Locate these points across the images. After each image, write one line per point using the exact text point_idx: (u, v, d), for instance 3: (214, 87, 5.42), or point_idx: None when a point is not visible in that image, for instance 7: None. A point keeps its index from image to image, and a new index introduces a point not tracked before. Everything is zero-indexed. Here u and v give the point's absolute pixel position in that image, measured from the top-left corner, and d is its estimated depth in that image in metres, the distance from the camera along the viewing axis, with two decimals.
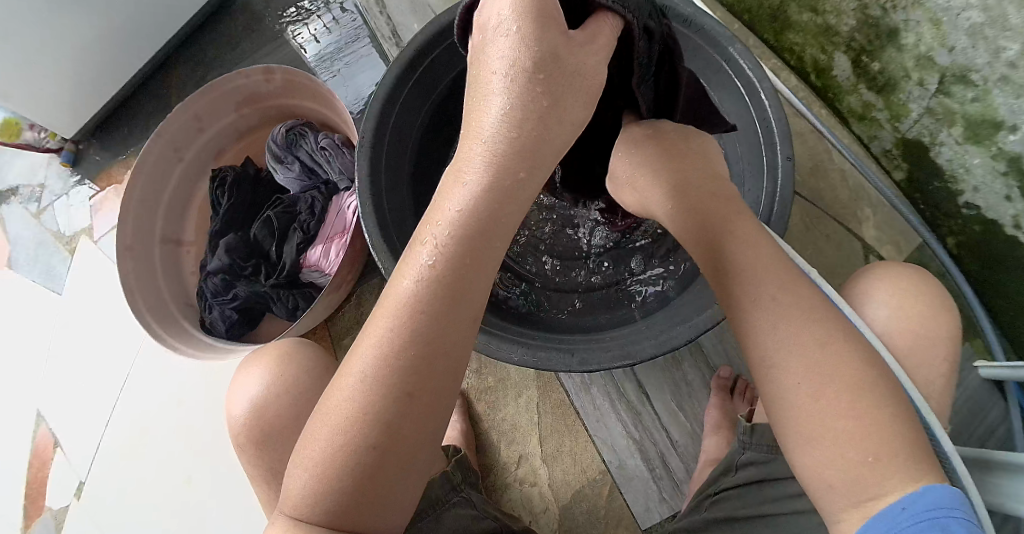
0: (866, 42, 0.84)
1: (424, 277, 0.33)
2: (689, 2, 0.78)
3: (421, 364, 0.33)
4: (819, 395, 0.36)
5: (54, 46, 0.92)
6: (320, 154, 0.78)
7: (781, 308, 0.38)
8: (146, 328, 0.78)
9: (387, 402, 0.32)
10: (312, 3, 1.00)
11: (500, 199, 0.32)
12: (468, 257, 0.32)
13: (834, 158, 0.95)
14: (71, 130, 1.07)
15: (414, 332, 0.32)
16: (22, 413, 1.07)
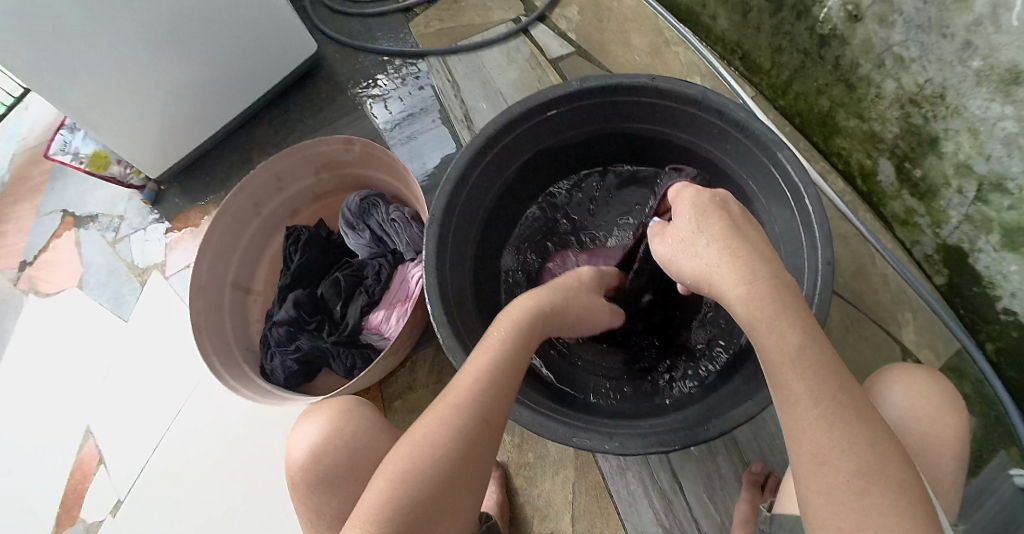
0: (908, 149, 0.87)
1: (504, 345, 0.55)
2: (743, 106, 0.73)
3: (496, 396, 0.52)
4: (848, 486, 0.41)
5: (150, 92, 1.02)
6: (390, 225, 0.84)
7: (814, 405, 0.43)
8: (209, 366, 0.83)
9: (472, 417, 0.49)
10: (389, 83, 1.12)
11: (545, 317, 0.61)
12: (513, 360, 0.54)
13: (878, 263, 0.97)
14: (157, 172, 1.17)
15: (495, 375, 0.52)
16: (76, 427, 1.13)
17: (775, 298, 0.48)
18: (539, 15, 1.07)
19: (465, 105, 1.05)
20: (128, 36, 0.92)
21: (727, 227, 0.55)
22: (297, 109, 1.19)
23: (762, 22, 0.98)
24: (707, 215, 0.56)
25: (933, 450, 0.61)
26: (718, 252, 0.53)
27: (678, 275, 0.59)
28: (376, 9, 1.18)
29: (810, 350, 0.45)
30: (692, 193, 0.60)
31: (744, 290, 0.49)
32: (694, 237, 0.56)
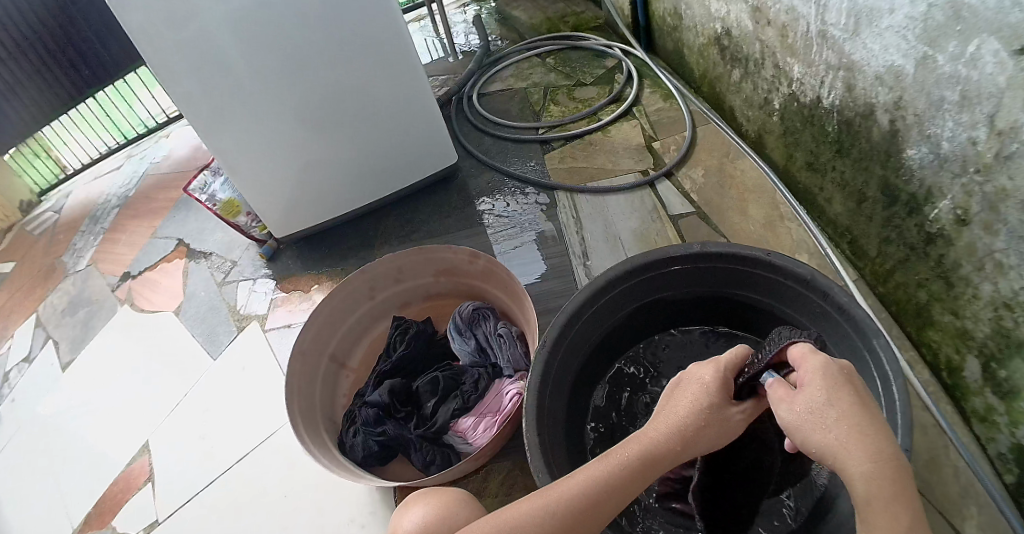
0: (996, 349, 0.81)
1: (636, 452, 0.56)
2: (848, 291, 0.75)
3: (608, 494, 0.54)
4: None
5: (281, 147, 1.16)
6: (496, 338, 0.92)
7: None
8: (291, 416, 0.86)
9: (579, 506, 0.53)
10: (508, 204, 1.27)
11: (692, 438, 0.58)
12: (629, 480, 0.55)
13: (950, 454, 0.91)
14: (280, 232, 1.31)
15: (614, 477, 0.55)
16: (132, 439, 1.17)
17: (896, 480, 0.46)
18: (666, 171, 1.23)
19: (584, 242, 1.15)
20: (279, 95, 1.08)
21: (856, 404, 0.49)
22: (427, 208, 1.35)
23: (875, 213, 0.97)
24: (837, 388, 0.50)
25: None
26: (846, 430, 0.48)
27: (801, 444, 0.51)
28: (516, 136, 1.40)
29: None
30: (819, 358, 0.53)
31: (869, 469, 0.46)
32: (821, 409, 0.50)
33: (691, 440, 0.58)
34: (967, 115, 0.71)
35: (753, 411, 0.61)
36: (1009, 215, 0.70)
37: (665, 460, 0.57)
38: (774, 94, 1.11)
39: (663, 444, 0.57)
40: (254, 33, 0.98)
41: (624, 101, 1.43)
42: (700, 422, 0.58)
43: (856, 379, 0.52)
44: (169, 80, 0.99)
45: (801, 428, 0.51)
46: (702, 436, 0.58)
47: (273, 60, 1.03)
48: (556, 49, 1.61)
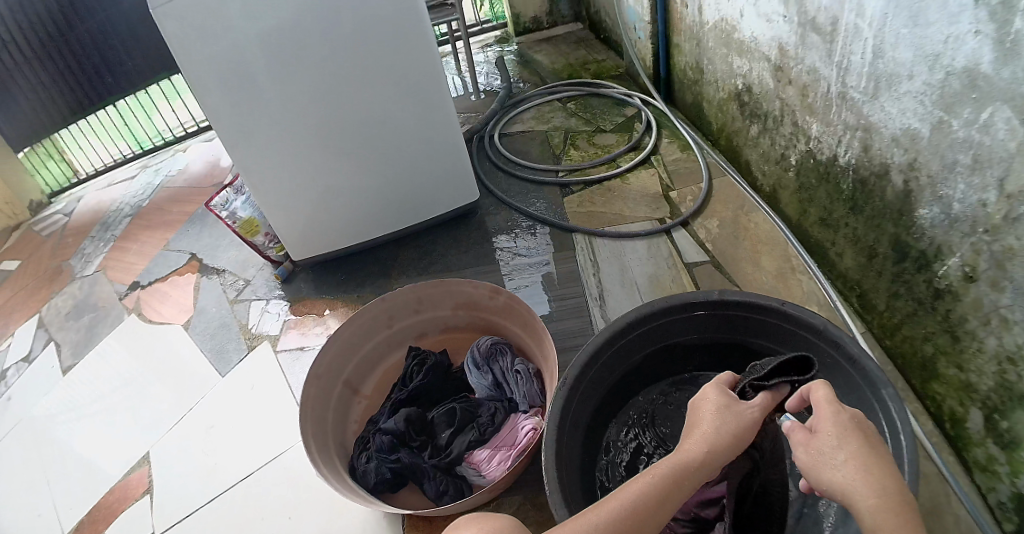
0: (999, 402, 0.82)
1: (669, 466, 0.53)
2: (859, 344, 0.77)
3: (645, 515, 0.49)
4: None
5: (304, 168, 1.18)
6: (513, 374, 0.93)
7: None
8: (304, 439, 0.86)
9: (615, 529, 0.48)
10: (522, 239, 1.30)
11: (726, 450, 0.55)
12: (656, 511, 0.50)
13: (952, 501, 0.91)
14: (297, 255, 1.33)
15: (650, 495, 0.50)
16: (133, 450, 1.17)
17: (910, 518, 0.46)
18: (683, 220, 1.25)
19: (599, 285, 1.15)
20: (304, 112, 1.10)
21: (865, 447, 0.51)
22: (445, 241, 1.36)
23: (885, 269, 0.99)
24: (847, 435, 0.52)
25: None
26: (855, 468, 0.50)
27: (814, 484, 0.53)
28: (535, 176, 1.43)
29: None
30: (829, 400, 0.56)
31: (875, 502, 0.47)
32: (831, 450, 0.52)
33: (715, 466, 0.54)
34: (978, 177, 0.73)
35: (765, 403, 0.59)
36: (1015, 273, 0.72)
37: (699, 476, 0.53)
38: (790, 151, 1.14)
39: (689, 470, 0.52)
40: (286, 51, 1.00)
41: (643, 150, 1.46)
42: (726, 441, 0.55)
43: (868, 425, 0.54)
44: (199, 91, 1.01)
45: (813, 464, 0.53)
46: (725, 457, 0.54)
47: (301, 79, 1.05)
48: (577, 96, 1.67)
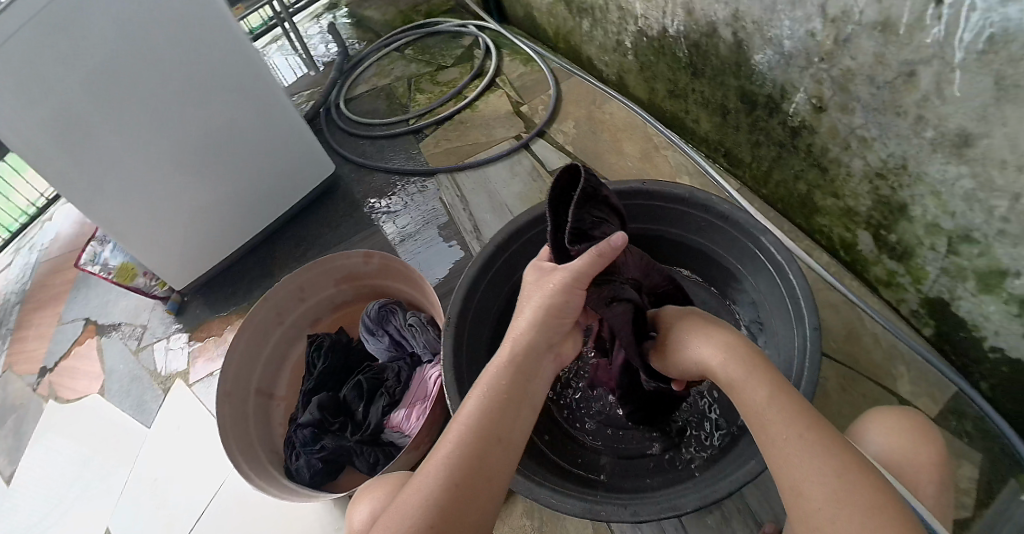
0: (881, 218, 0.89)
1: (501, 370, 0.58)
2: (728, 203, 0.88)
3: (491, 420, 0.54)
4: (822, 509, 0.47)
5: (170, 198, 1.14)
6: (407, 329, 0.92)
7: (784, 437, 0.51)
8: (234, 463, 0.85)
9: (467, 447, 0.53)
10: (398, 202, 1.26)
11: (545, 329, 0.61)
12: (489, 422, 0.54)
13: (867, 324, 1.00)
14: (181, 284, 1.28)
15: (491, 401, 0.55)
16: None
17: (749, 363, 0.59)
18: (539, 130, 1.26)
19: (472, 217, 1.16)
20: (144, 143, 1.04)
21: (706, 324, 0.66)
22: (315, 223, 1.33)
23: (740, 121, 1.02)
24: (690, 321, 0.68)
25: (910, 472, 0.65)
26: (700, 342, 0.64)
27: (677, 368, 0.69)
28: (387, 132, 1.39)
29: (777, 398, 0.55)
30: (675, 307, 0.73)
31: (722, 358, 0.61)
32: (679, 336, 0.68)
33: (533, 356, 0.59)
34: (800, 11, 0.78)
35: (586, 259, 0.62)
36: (858, 92, 0.78)
37: (530, 362, 0.59)
38: (624, 35, 1.14)
39: (506, 374, 0.58)
40: (103, 88, 0.94)
41: (486, 74, 1.44)
42: (545, 321, 0.61)
43: (707, 314, 0.70)
44: (30, 159, 0.93)
45: (673, 350, 0.69)
46: (535, 344, 0.60)
47: (126, 113, 0.99)
48: (413, 40, 1.60)
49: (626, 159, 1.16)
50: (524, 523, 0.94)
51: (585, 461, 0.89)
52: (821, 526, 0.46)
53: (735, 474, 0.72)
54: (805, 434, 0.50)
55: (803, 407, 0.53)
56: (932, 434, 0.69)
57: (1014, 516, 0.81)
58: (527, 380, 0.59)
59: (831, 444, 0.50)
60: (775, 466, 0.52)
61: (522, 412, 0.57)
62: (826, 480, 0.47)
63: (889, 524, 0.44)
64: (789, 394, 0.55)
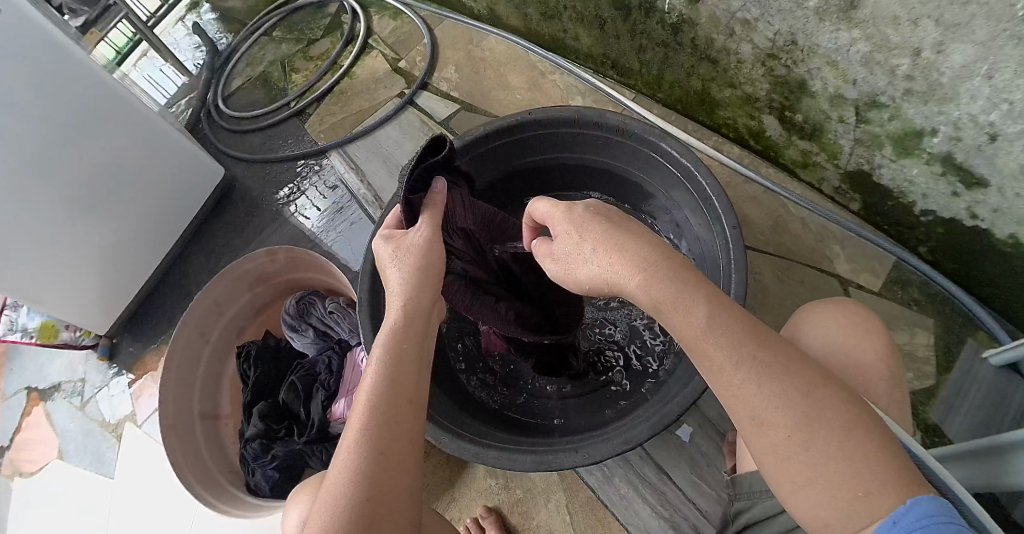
0: (783, 100, 0.98)
1: (388, 336, 0.53)
2: (619, 114, 0.85)
3: (393, 390, 0.51)
4: (791, 439, 0.44)
5: (75, 241, 1.09)
6: (330, 316, 0.92)
7: (738, 369, 0.46)
8: (199, 499, 0.86)
9: (377, 422, 0.48)
10: (302, 182, 1.26)
11: (427, 285, 0.58)
12: (395, 390, 0.50)
13: (792, 210, 1.08)
14: (105, 325, 1.24)
15: (388, 369, 0.51)
16: None
17: (671, 277, 0.50)
18: (420, 84, 1.25)
19: (370, 185, 1.19)
20: (37, 197, 1.00)
21: (609, 229, 0.55)
22: (222, 233, 1.30)
23: (620, 29, 1.09)
24: (587, 226, 0.56)
25: (860, 368, 0.64)
26: (609, 256, 0.53)
27: (578, 285, 0.58)
28: (270, 121, 1.33)
29: (719, 318, 0.48)
30: (562, 207, 0.58)
31: (641, 278, 0.51)
32: (577, 251, 0.56)
33: (420, 315, 0.56)
34: None
35: (431, 220, 0.62)
36: None
37: (417, 321, 0.56)
38: None
39: (400, 338, 0.54)
40: None
41: (358, 38, 1.38)
42: (420, 276, 0.57)
43: (608, 211, 0.58)
44: None
45: (575, 266, 0.56)
46: (421, 303, 0.56)
47: (10, 164, 0.94)
48: (278, 21, 1.48)
49: (515, 91, 1.20)
50: (490, 484, 0.95)
51: (535, 408, 0.89)
52: (791, 456, 0.45)
53: (683, 392, 0.69)
54: (758, 356, 0.46)
55: (750, 327, 0.47)
56: (869, 325, 0.68)
57: (974, 370, 0.95)
58: (421, 340, 0.55)
59: (788, 364, 0.46)
60: (727, 398, 0.47)
61: (423, 374, 0.54)
62: (788, 406, 0.45)
63: (862, 440, 0.43)
64: (730, 312, 0.48)
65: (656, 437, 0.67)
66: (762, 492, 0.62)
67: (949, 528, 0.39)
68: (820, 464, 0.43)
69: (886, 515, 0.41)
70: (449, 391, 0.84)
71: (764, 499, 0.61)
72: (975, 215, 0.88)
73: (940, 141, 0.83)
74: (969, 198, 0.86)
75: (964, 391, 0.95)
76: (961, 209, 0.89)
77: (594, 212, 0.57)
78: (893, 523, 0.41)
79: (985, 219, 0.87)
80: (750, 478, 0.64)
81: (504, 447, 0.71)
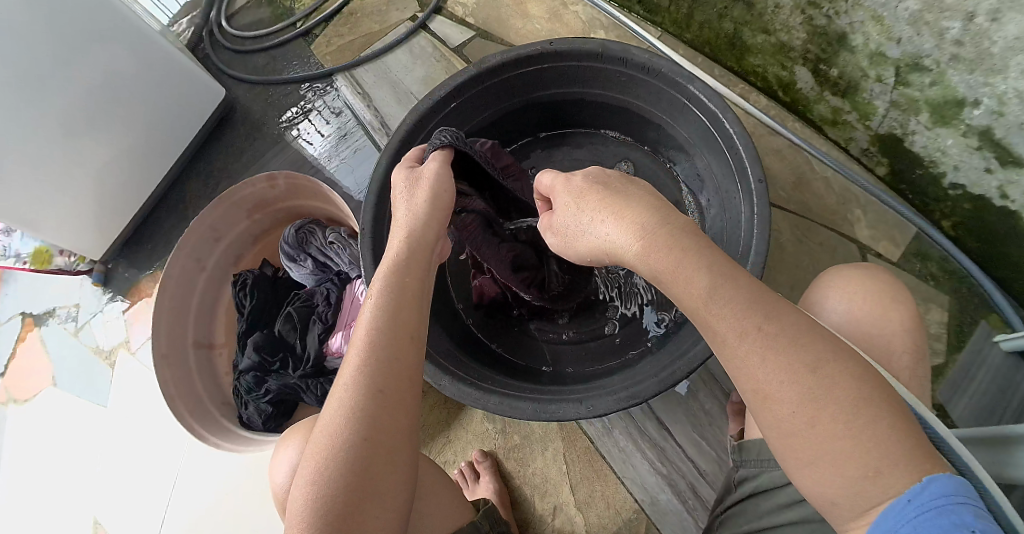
0: (819, 51, 0.92)
1: (390, 270, 0.54)
2: (644, 49, 0.78)
3: (395, 322, 0.51)
4: (796, 416, 0.41)
5: (72, 170, 1.06)
6: (330, 248, 0.89)
7: (740, 340, 0.42)
8: (192, 432, 0.85)
9: (379, 354, 0.49)
10: (307, 104, 1.21)
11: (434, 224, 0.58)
12: (395, 322, 0.51)
13: (816, 168, 1.03)
14: (100, 251, 1.22)
15: (391, 302, 0.52)
16: (79, 516, 1.13)
17: (672, 244, 0.44)
18: (433, 8, 1.18)
19: (378, 112, 1.14)
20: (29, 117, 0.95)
21: (606, 196, 0.50)
22: (221, 158, 1.25)
23: None
24: (583, 193, 0.51)
25: (881, 335, 0.58)
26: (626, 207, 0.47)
27: (578, 258, 0.53)
28: (274, 41, 1.27)
29: (737, 283, 0.43)
30: (561, 178, 0.55)
31: (640, 246, 0.46)
32: (575, 217, 0.51)
33: (422, 251, 0.56)
34: None
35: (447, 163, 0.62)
36: None
37: (421, 258, 0.56)
38: None
39: (405, 269, 0.54)
40: None
41: None
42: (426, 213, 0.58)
43: (605, 176, 0.53)
44: None
45: (573, 238, 0.52)
46: (425, 239, 0.57)
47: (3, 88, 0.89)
48: None
49: (534, 21, 1.14)
50: (488, 428, 0.93)
51: (535, 352, 0.86)
52: (797, 433, 0.41)
53: (693, 349, 0.64)
54: (764, 328, 0.41)
55: (759, 289, 0.43)
56: (893, 284, 0.61)
57: (986, 355, 0.92)
58: (422, 275, 0.56)
59: (811, 328, 0.42)
60: (732, 371, 0.44)
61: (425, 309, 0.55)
62: (794, 379, 0.41)
63: (892, 415, 0.40)
64: (734, 280, 0.43)
65: (664, 393, 0.62)
66: (768, 460, 0.56)
67: (961, 508, 0.37)
68: (827, 442, 0.40)
69: (899, 494, 0.39)
70: (455, 338, 0.81)
71: (770, 468, 0.56)
72: (1005, 194, 0.84)
73: (981, 114, 0.79)
74: (1002, 176, 0.82)
75: (971, 376, 0.92)
76: (992, 186, 0.85)
77: (593, 179, 0.52)
78: (907, 501, 0.38)
79: (1016, 200, 0.83)
80: (757, 446, 0.57)
81: (505, 393, 0.66)
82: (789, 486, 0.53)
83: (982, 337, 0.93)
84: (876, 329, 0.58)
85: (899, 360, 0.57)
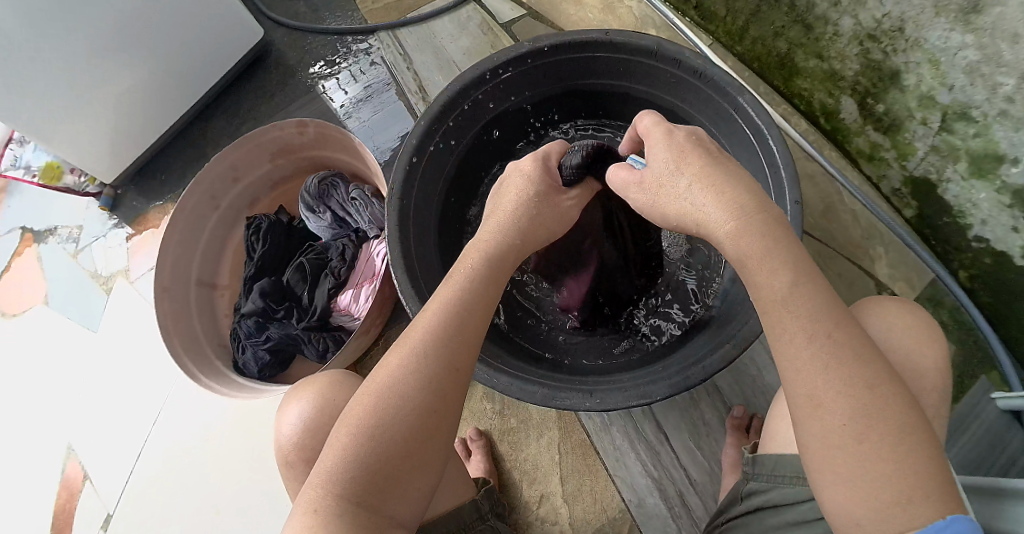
0: (869, 85, 0.91)
1: (479, 259, 0.55)
2: (700, 53, 0.76)
3: (474, 306, 0.52)
4: (845, 429, 0.40)
5: (93, 92, 1.04)
6: (351, 204, 0.88)
7: (808, 343, 0.42)
8: (183, 369, 0.83)
9: (452, 330, 0.50)
10: (342, 59, 1.19)
11: (526, 230, 0.59)
12: (473, 306, 0.52)
13: (845, 200, 1.02)
14: (111, 175, 1.19)
15: (474, 286, 0.53)
16: (53, 441, 1.11)
17: (763, 230, 0.45)
18: None
19: (417, 76, 1.13)
20: (57, 31, 0.92)
21: (706, 162, 0.49)
22: (248, 100, 1.23)
23: None
24: (685, 154, 0.51)
25: (913, 370, 0.57)
26: (705, 197, 0.48)
27: (662, 219, 0.53)
28: None
29: (783, 290, 0.43)
30: (662, 129, 0.54)
31: (733, 226, 0.46)
32: (672, 175, 0.50)
33: (512, 255, 0.57)
34: None
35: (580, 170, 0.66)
36: None
37: (510, 258, 0.57)
38: None
39: (494, 262, 0.55)
40: None
41: None
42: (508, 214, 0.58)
43: (705, 141, 0.53)
44: None
45: (661, 198, 0.51)
46: (517, 239, 0.58)
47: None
48: None
49: (587, 9, 1.12)
50: (485, 408, 0.92)
51: (543, 339, 0.85)
52: (839, 447, 0.40)
53: (710, 356, 0.64)
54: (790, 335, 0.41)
55: (791, 293, 0.43)
56: (930, 324, 0.60)
57: (982, 409, 0.91)
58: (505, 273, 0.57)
59: (858, 351, 0.42)
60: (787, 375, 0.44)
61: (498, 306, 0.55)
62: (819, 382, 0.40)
63: (920, 450, 0.39)
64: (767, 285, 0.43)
65: (676, 397, 0.61)
66: (789, 476, 0.55)
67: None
68: None
69: (917, 528, 0.38)
70: None
71: (784, 485, 0.55)
72: None
73: (1019, 172, 0.78)
74: None
75: (964, 427, 0.91)
76: (1015, 245, 0.84)
77: (693, 139, 0.52)
78: None
79: None
80: (777, 459, 0.56)
81: (516, 375, 0.64)
82: (810, 503, 0.51)
83: (980, 392, 0.92)
84: (904, 363, 0.57)
85: (922, 397, 0.56)
